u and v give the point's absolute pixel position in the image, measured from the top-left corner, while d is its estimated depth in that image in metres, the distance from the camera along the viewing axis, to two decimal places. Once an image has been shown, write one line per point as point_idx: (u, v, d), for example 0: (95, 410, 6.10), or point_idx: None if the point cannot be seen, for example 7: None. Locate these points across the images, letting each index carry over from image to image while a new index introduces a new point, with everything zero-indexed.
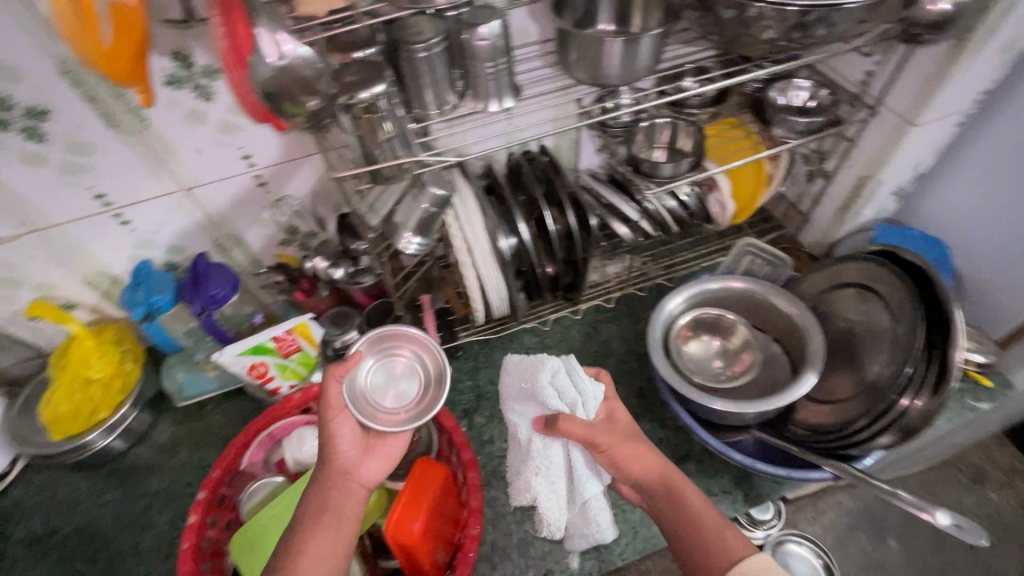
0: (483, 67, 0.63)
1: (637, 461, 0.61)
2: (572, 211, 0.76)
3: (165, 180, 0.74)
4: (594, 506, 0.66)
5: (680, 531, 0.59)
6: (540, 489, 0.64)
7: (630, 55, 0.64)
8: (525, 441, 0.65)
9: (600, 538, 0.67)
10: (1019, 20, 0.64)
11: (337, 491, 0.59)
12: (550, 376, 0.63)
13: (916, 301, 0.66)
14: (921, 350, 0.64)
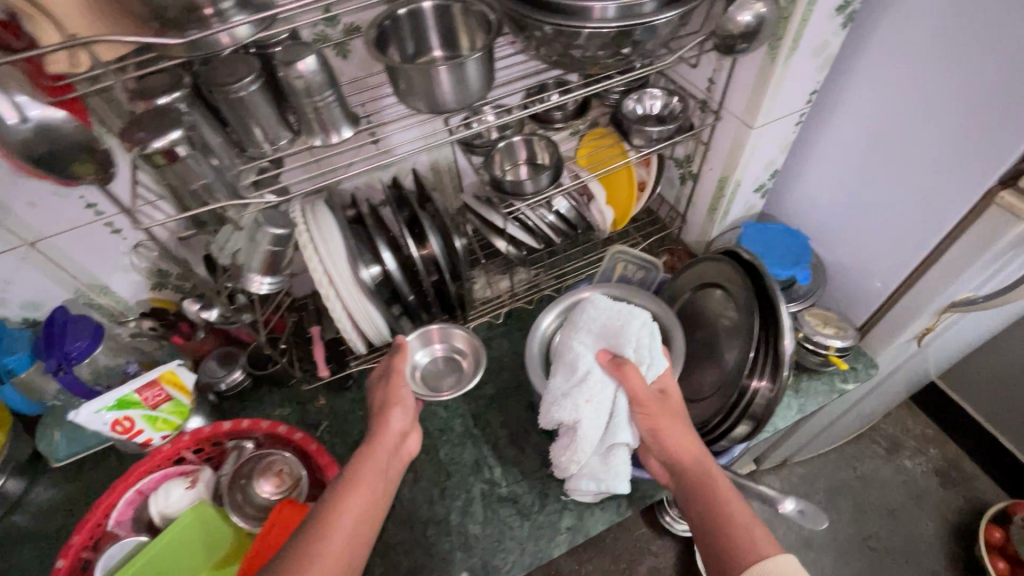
0: (309, 103, 0.62)
1: (673, 427, 0.69)
2: (434, 234, 0.76)
3: (2, 236, 0.71)
4: (621, 455, 0.71)
5: (703, 517, 0.63)
6: (585, 415, 0.70)
7: (460, 80, 0.65)
8: (582, 371, 0.73)
9: (610, 485, 0.70)
10: (823, 26, 0.68)
11: (379, 466, 0.63)
12: (638, 327, 0.74)
13: (750, 294, 0.70)
14: (757, 337, 0.68)
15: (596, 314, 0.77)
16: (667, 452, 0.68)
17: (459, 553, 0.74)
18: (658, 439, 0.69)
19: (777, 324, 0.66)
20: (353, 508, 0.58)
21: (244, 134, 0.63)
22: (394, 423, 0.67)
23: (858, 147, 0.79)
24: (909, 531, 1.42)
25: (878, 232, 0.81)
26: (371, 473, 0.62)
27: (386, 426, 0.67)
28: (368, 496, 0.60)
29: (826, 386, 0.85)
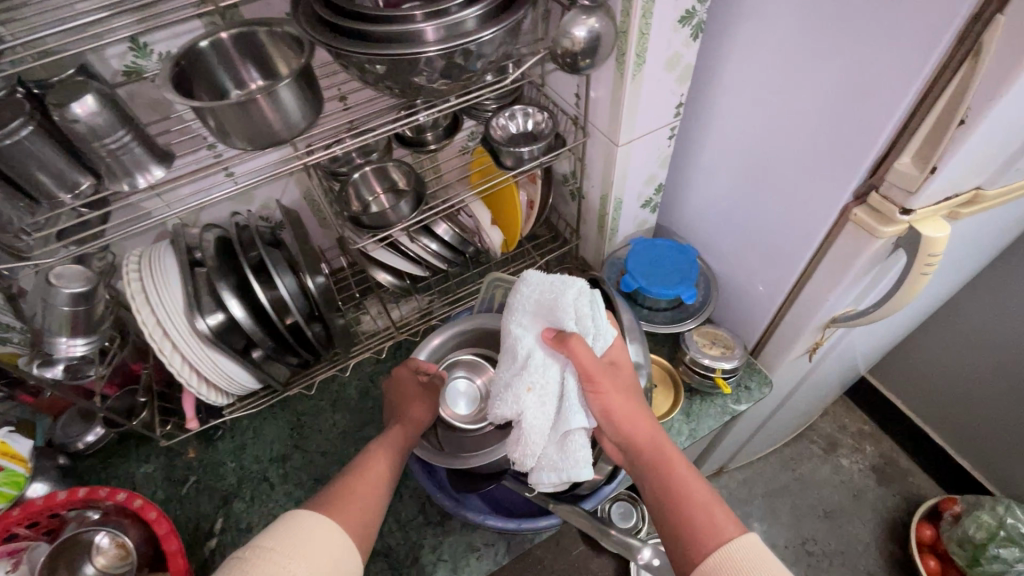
0: (97, 146, 0.56)
1: (625, 404, 0.63)
2: (282, 276, 0.72)
3: None
4: (579, 441, 0.63)
5: (661, 504, 0.58)
6: (528, 406, 0.63)
7: (279, 111, 0.60)
8: (522, 357, 0.66)
9: (572, 476, 0.63)
10: (668, 39, 0.64)
11: (403, 439, 0.67)
12: (573, 298, 0.66)
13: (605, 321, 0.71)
14: None
15: (530, 290, 0.68)
16: (621, 434, 0.63)
17: None
18: (610, 420, 0.63)
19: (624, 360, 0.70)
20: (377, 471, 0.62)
21: (28, 185, 0.56)
22: (427, 409, 0.72)
23: (730, 157, 0.75)
24: (846, 532, 1.41)
25: (757, 243, 0.77)
26: (394, 448, 0.65)
27: (415, 408, 0.71)
28: (391, 460, 0.64)
29: (716, 409, 0.83)
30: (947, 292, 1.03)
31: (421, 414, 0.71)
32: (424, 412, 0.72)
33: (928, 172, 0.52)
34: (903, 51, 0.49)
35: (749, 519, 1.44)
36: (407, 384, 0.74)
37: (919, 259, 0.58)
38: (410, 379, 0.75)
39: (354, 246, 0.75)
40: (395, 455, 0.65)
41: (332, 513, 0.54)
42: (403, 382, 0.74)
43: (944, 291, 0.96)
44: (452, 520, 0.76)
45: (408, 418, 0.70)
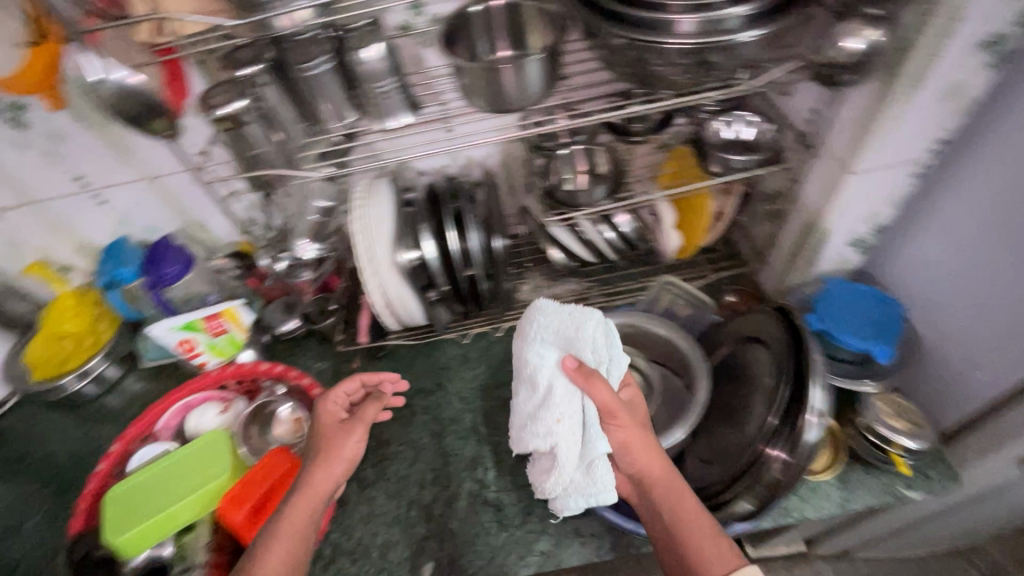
0: (372, 87, 0.66)
1: (641, 440, 0.65)
2: (476, 231, 0.78)
3: (130, 168, 0.86)
4: (602, 467, 0.64)
5: (670, 538, 0.60)
6: (559, 436, 0.65)
7: (519, 80, 0.64)
8: (544, 387, 0.68)
9: (601, 499, 0.64)
10: (957, 64, 0.56)
11: (313, 504, 0.62)
12: (591, 331, 0.70)
13: (789, 348, 0.62)
14: (784, 401, 0.60)
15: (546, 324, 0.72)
16: (636, 467, 0.64)
17: (432, 541, 0.76)
18: (627, 453, 0.65)
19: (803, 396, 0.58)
20: (284, 542, 0.58)
21: (313, 109, 0.67)
22: (347, 449, 0.67)
23: (988, 218, 0.65)
24: None
25: (997, 319, 0.66)
26: (305, 509, 0.61)
27: (332, 450, 0.66)
28: (301, 536, 0.60)
29: (879, 486, 0.74)
30: None
31: (338, 454, 0.66)
32: (343, 449, 0.67)
33: None
34: None
35: None
36: (330, 428, 0.69)
37: None
38: (332, 417, 0.71)
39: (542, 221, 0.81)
40: (306, 518, 0.61)
41: None
42: (325, 424, 0.70)
43: None
44: None
45: (311, 482, 0.63)
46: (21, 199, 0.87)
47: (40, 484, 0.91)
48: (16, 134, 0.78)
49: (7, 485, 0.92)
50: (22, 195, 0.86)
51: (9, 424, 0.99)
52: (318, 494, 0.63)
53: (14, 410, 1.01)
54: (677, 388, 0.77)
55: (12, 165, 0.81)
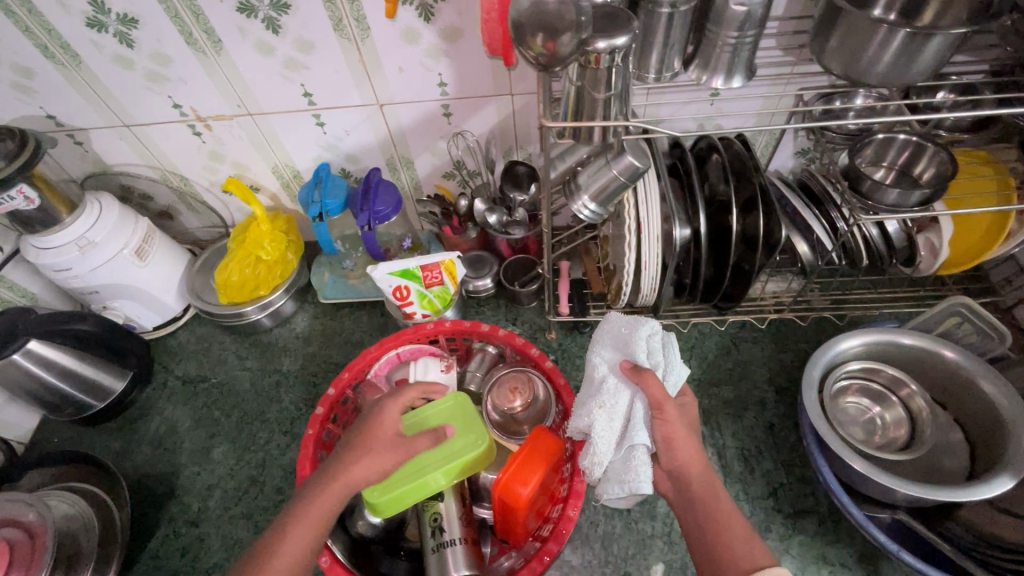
0: (725, 35, 0.56)
1: (686, 437, 0.59)
2: (762, 215, 0.69)
3: (365, 92, 0.77)
4: (642, 457, 0.58)
5: (705, 537, 0.55)
6: (597, 421, 0.61)
7: (910, 54, 0.54)
8: (596, 383, 0.65)
9: (634, 489, 0.57)
10: None
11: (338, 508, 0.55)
12: (648, 334, 0.64)
13: None
14: None
15: (622, 320, 0.66)
16: (674, 463, 0.59)
17: (660, 542, 0.72)
18: (668, 449, 0.60)
19: None
20: (298, 537, 0.52)
21: (645, 54, 0.58)
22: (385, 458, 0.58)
23: None
24: None
25: None
26: (331, 501, 0.54)
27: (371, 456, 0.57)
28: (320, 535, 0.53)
29: None
30: None
31: (374, 465, 0.57)
32: (378, 459, 0.57)
33: None
34: None
35: None
36: (383, 435, 0.59)
37: None
38: (389, 424, 0.60)
39: (853, 212, 0.69)
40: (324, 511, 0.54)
41: None
42: (381, 429, 0.59)
43: None
44: (805, 521, 0.71)
45: (348, 481, 0.55)
46: (240, 109, 0.80)
47: (222, 410, 0.88)
48: (267, 37, 0.70)
49: (184, 408, 0.88)
50: (243, 104, 0.79)
51: (180, 341, 0.96)
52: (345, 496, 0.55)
53: (185, 328, 0.98)
54: (959, 440, 0.69)
55: (247, 68, 0.74)
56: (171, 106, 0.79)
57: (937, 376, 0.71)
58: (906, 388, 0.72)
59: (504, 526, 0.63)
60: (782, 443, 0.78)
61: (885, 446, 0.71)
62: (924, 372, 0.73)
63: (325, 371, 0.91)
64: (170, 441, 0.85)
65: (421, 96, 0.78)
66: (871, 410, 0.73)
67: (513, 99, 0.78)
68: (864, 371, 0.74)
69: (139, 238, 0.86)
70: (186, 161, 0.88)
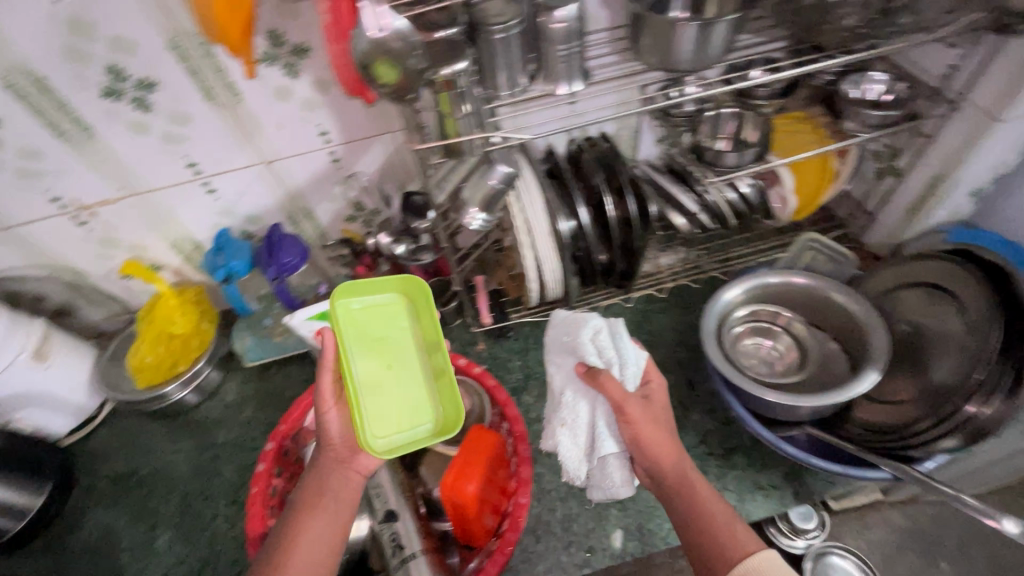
0: (555, 49, 0.65)
1: (653, 432, 0.62)
2: (633, 198, 0.78)
3: (250, 152, 0.80)
4: (614, 465, 0.66)
5: (690, 529, 0.57)
6: (563, 441, 0.66)
7: (704, 41, 0.65)
8: (559, 395, 0.68)
9: (615, 494, 0.67)
10: None
11: (340, 478, 0.63)
12: (592, 336, 0.65)
13: (993, 307, 0.64)
14: (994, 356, 0.62)
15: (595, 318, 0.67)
16: (649, 460, 0.62)
17: (615, 510, 0.77)
18: (639, 448, 0.63)
19: None
20: (317, 519, 0.59)
21: (492, 75, 0.66)
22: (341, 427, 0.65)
23: None
24: None
25: None
26: (328, 480, 0.62)
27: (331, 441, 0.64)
28: (334, 510, 0.60)
29: None
30: None
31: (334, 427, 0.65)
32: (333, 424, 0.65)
33: None
34: None
35: None
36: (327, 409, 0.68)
37: None
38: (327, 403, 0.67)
39: (705, 179, 0.82)
40: (330, 494, 0.61)
41: None
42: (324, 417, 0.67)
43: None
44: (735, 456, 0.79)
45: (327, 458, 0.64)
46: (124, 191, 0.80)
47: (160, 500, 0.84)
48: (138, 116, 0.72)
49: (119, 505, 0.84)
50: (126, 185, 0.79)
51: (101, 441, 0.92)
52: (340, 468, 0.63)
53: (105, 426, 0.93)
54: (836, 348, 0.80)
55: (123, 148, 0.75)
56: (49, 200, 0.78)
57: (806, 303, 0.81)
58: (785, 317, 0.83)
59: (465, 533, 0.66)
60: (701, 394, 0.86)
61: (781, 373, 0.80)
62: (796, 303, 0.82)
63: (264, 433, 0.90)
64: (107, 545, 0.80)
65: (307, 148, 0.82)
66: (763, 345, 0.83)
67: (393, 135, 0.84)
68: (748, 313, 0.83)
69: (36, 340, 0.82)
70: (75, 253, 0.86)
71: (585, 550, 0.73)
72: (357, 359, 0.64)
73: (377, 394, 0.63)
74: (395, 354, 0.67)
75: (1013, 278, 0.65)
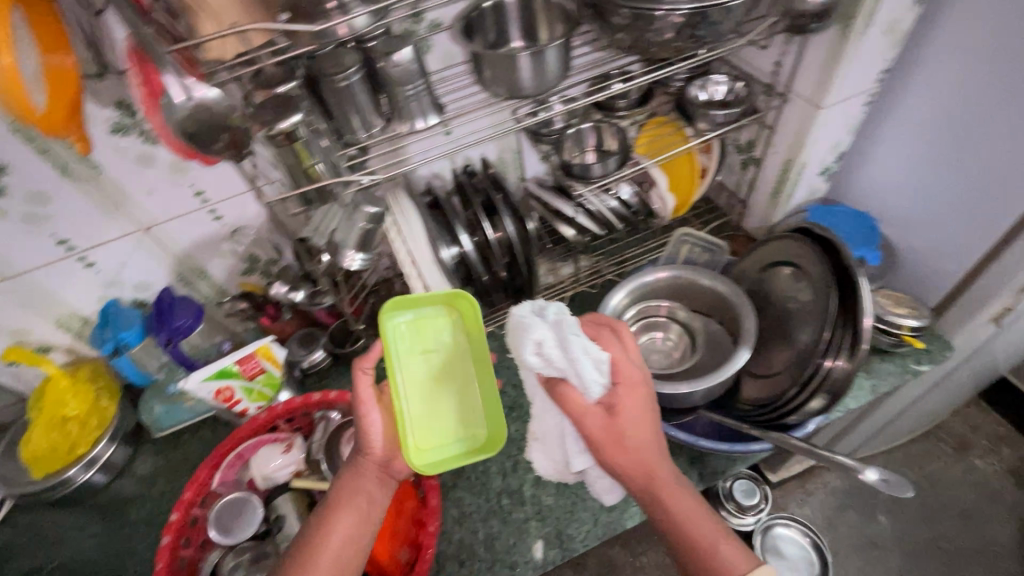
0: (400, 89, 0.67)
1: (623, 452, 0.59)
2: (510, 219, 0.81)
3: (123, 222, 0.80)
4: (592, 473, 0.68)
5: (676, 545, 0.58)
6: (536, 450, 0.71)
7: (540, 67, 0.69)
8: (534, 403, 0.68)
9: (598, 498, 0.71)
10: (893, 5, 0.69)
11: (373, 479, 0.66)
12: (535, 345, 0.59)
13: (828, 274, 0.70)
14: (835, 317, 0.68)
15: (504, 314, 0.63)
16: (624, 478, 0.60)
17: (533, 522, 0.78)
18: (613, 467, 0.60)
19: (857, 306, 0.66)
20: (348, 518, 0.62)
21: (345, 121, 0.68)
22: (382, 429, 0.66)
23: (928, 133, 0.79)
24: (980, 532, 1.38)
25: (949, 211, 0.81)
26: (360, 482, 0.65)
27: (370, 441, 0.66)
28: (362, 513, 0.63)
29: (897, 369, 0.86)
30: None
31: (371, 427, 0.66)
32: (372, 425, 0.66)
33: None
34: None
35: (874, 512, 1.43)
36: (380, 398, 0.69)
37: None
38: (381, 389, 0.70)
39: (579, 190, 0.86)
40: (359, 498, 0.64)
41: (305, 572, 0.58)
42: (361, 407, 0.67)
43: None
44: None
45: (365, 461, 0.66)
46: None
47: None
48: None
49: None
50: None
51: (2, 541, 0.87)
52: (374, 468, 0.66)
53: (6, 524, 0.88)
54: (718, 328, 0.84)
55: None
56: None
57: (683, 292, 0.87)
58: (669, 307, 0.87)
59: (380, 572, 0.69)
60: None
61: (674, 360, 0.84)
62: (676, 292, 0.87)
63: None
64: None
65: (185, 209, 0.82)
66: (656, 336, 0.86)
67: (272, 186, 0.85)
68: (639, 312, 0.87)
69: None
70: None
71: (508, 568, 0.74)
72: (404, 376, 0.66)
73: (422, 410, 0.66)
74: (440, 367, 0.67)
75: (838, 246, 0.71)
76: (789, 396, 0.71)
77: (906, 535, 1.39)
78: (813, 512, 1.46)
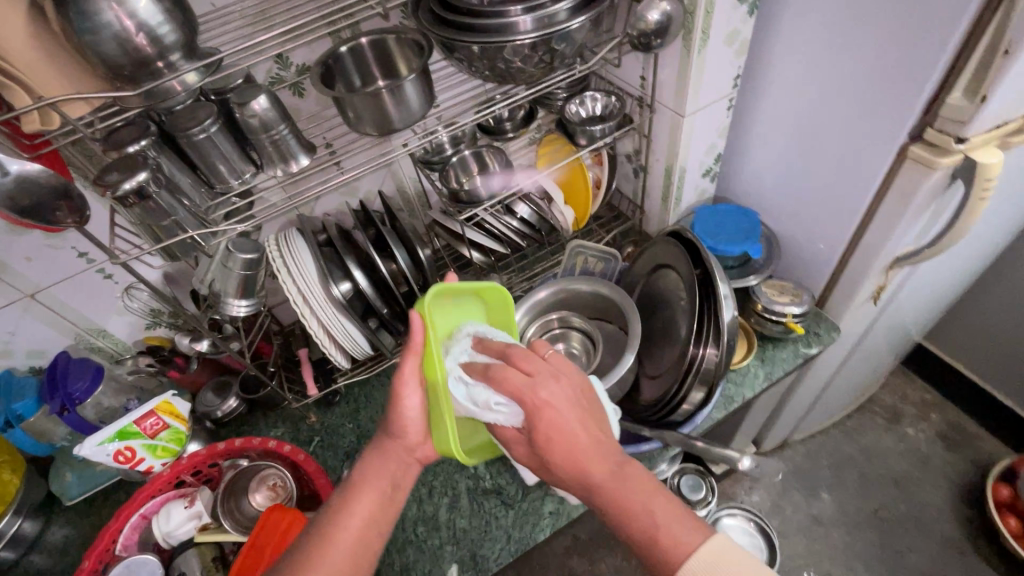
0: (263, 136, 0.68)
1: (548, 474, 0.57)
2: (399, 249, 0.83)
3: (4, 289, 0.79)
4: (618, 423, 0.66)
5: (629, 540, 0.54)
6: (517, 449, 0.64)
7: (402, 101, 0.70)
8: None
9: None
10: (728, 16, 0.74)
11: (396, 463, 0.64)
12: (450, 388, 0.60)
13: (693, 270, 0.75)
14: (698, 312, 0.73)
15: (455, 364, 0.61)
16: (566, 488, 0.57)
17: (449, 546, 0.78)
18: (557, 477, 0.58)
19: (716, 296, 0.72)
20: (368, 500, 0.61)
21: (210, 171, 0.69)
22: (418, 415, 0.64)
23: (785, 129, 0.84)
24: (917, 498, 1.43)
25: (813, 202, 0.86)
26: (384, 467, 0.64)
27: (403, 429, 0.64)
28: (386, 496, 0.62)
29: (789, 352, 0.91)
30: (992, 251, 1.11)
31: (409, 407, 0.63)
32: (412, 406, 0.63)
33: (979, 102, 0.61)
34: (935, 33, 0.60)
35: (818, 490, 1.47)
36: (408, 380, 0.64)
37: (976, 185, 0.67)
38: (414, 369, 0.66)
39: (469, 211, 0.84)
40: (383, 480, 0.63)
41: (324, 557, 0.56)
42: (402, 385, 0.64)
43: (987, 246, 1.03)
44: None
45: (389, 447, 0.65)
46: None
47: None
48: None
49: None
50: None
51: None
52: (400, 451, 0.65)
53: None
54: (614, 328, 0.87)
55: None
56: None
57: (568, 297, 0.89)
58: (562, 314, 0.88)
59: None
60: None
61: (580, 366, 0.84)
62: (564, 300, 0.89)
63: None
64: None
65: (70, 271, 0.81)
66: (557, 347, 0.86)
67: None
68: (538, 327, 0.88)
69: None
70: None
71: None
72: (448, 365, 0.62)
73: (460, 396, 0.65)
74: None
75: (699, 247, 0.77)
76: (674, 393, 0.74)
77: (848, 510, 1.43)
78: (760, 498, 1.50)
